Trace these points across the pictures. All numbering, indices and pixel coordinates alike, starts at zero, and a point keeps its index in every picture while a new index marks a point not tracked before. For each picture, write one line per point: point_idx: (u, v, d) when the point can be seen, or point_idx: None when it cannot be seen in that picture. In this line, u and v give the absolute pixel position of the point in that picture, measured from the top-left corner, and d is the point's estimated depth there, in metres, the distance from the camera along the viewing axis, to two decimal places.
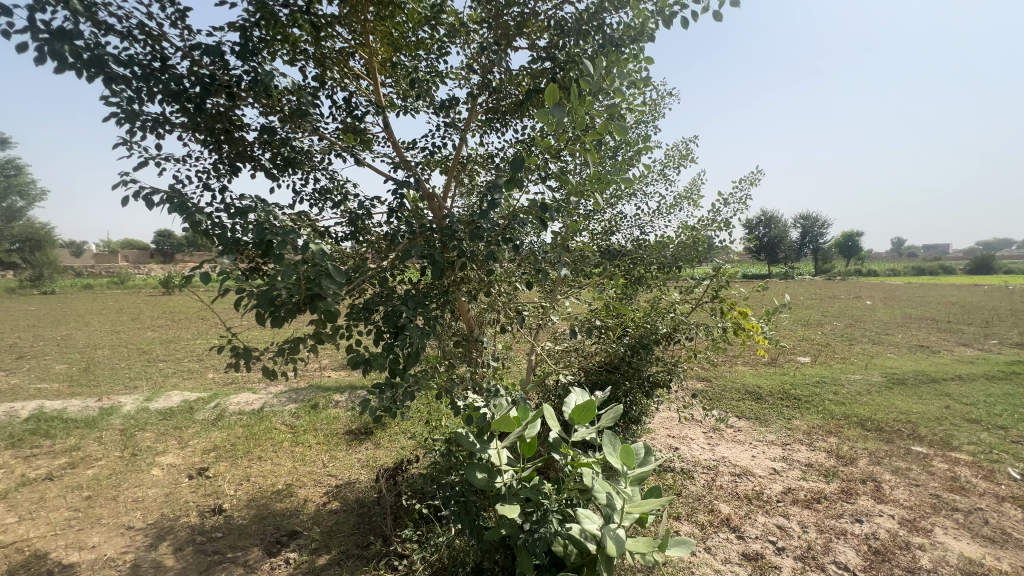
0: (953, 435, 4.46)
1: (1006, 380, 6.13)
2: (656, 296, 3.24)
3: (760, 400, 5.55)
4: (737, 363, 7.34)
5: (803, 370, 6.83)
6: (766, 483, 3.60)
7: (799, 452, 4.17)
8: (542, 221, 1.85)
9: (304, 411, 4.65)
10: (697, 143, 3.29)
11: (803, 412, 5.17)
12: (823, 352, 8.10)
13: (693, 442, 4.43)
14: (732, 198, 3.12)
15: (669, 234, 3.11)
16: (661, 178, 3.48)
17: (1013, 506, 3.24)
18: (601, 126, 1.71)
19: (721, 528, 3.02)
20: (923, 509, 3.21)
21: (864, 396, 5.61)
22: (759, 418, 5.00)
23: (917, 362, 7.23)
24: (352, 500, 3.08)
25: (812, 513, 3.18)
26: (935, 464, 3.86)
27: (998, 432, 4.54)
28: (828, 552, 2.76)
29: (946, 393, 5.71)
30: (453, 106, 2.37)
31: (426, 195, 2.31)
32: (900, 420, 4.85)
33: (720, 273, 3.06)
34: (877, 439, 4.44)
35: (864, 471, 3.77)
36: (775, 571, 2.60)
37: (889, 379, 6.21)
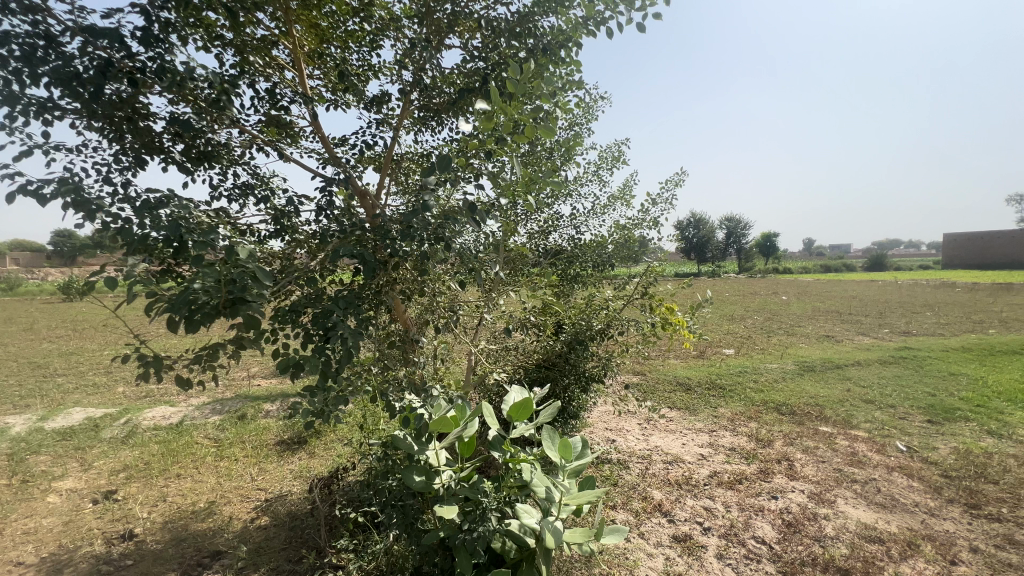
0: (853, 415, 4.98)
1: (896, 364, 6.93)
2: (591, 293, 3.37)
3: (690, 390, 5.90)
4: (669, 356, 7.76)
5: (728, 361, 7.33)
6: (694, 468, 3.83)
7: (723, 437, 4.47)
8: (474, 221, 1.84)
9: (230, 423, 4.35)
10: (628, 146, 3.46)
11: (727, 400, 5.56)
12: (745, 344, 8.73)
13: (629, 433, 4.62)
14: (660, 199, 3.31)
15: (602, 234, 3.26)
16: (594, 178, 3.62)
17: (901, 475, 3.66)
18: (526, 129, 1.71)
19: (654, 514, 3.17)
20: (828, 483, 3.54)
21: (780, 383, 6.14)
22: (688, 407, 5.31)
23: (824, 350, 8.00)
24: (283, 514, 2.92)
25: (734, 493, 3.43)
26: (838, 442, 4.29)
27: (889, 410, 5.12)
28: (748, 528, 2.98)
29: (847, 377, 6.36)
30: (385, 101, 2.32)
31: (359, 192, 2.23)
32: (810, 403, 5.34)
33: (649, 271, 3.21)
34: (791, 421, 4.86)
35: (779, 452, 4.10)
36: (702, 549, 2.77)
37: (800, 367, 6.83)
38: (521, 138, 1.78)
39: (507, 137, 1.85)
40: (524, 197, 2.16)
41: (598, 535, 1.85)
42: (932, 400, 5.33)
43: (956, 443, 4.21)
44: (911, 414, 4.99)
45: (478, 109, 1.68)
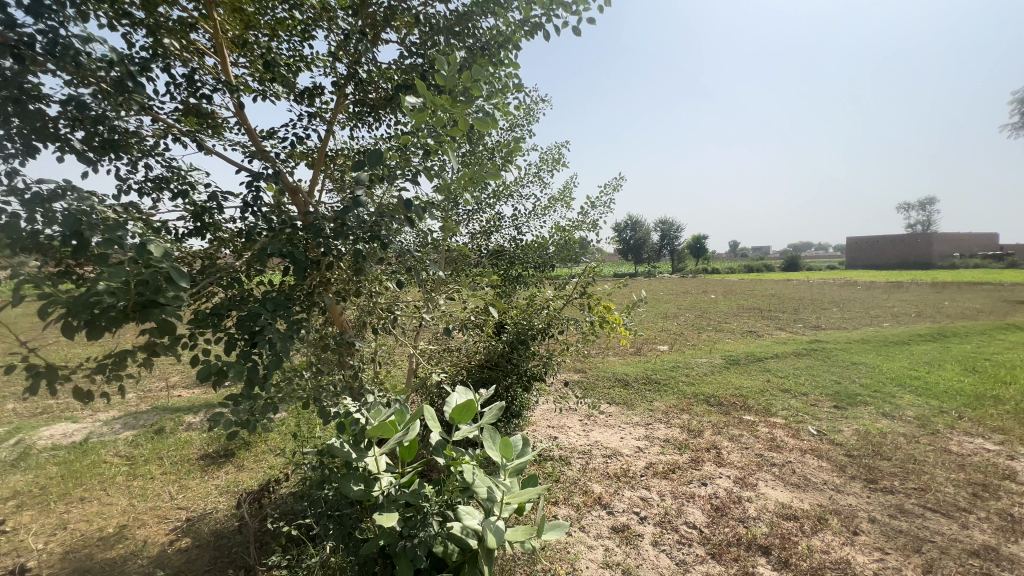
0: (771, 403, 5.41)
1: (808, 356, 7.61)
2: (532, 294, 3.40)
3: (627, 385, 6.15)
4: (608, 354, 8.03)
5: (662, 357, 7.71)
6: (632, 461, 4.00)
7: (658, 429, 4.69)
8: (411, 220, 1.80)
9: (145, 438, 3.98)
10: (568, 149, 3.55)
11: (661, 394, 5.84)
12: (678, 340, 9.23)
13: (570, 430, 4.73)
14: (598, 202, 3.43)
15: (543, 235, 3.32)
16: (536, 180, 3.67)
17: (812, 456, 4.02)
18: (460, 124, 1.67)
19: (594, 507, 3.26)
20: (750, 468, 3.82)
21: (709, 376, 6.54)
22: (626, 402, 5.53)
23: (747, 344, 8.62)
24: (207, 533, 2.71)
25: (668, 482, 3.61)
26: (759, 429, 4.64)
27: (802, 398, 5.61)
28: (680, 515, 3.15)
29: (767, 369, 6.90)
30: (318, 94, 2.21)
31: (290, 188, 2.11)
32: (734, 394, 5.74)
33: (588, 271, 3.28)
34: (718, 412, 5.20)
35: (708, 441, 4.37)
36: (638, 538, 2.90)
37: (727, 361, 7.33)
38: (457, 134, 1.75)
39: (442, 133, 1.81)
40: (463, 197, 2.14)
41: (539, 532, 1.87)
42: (837, 387, 5.90)
43: (857, 425, 4.69)
44: (821, 401, 5.50)
45: (413, 104, 1.63)
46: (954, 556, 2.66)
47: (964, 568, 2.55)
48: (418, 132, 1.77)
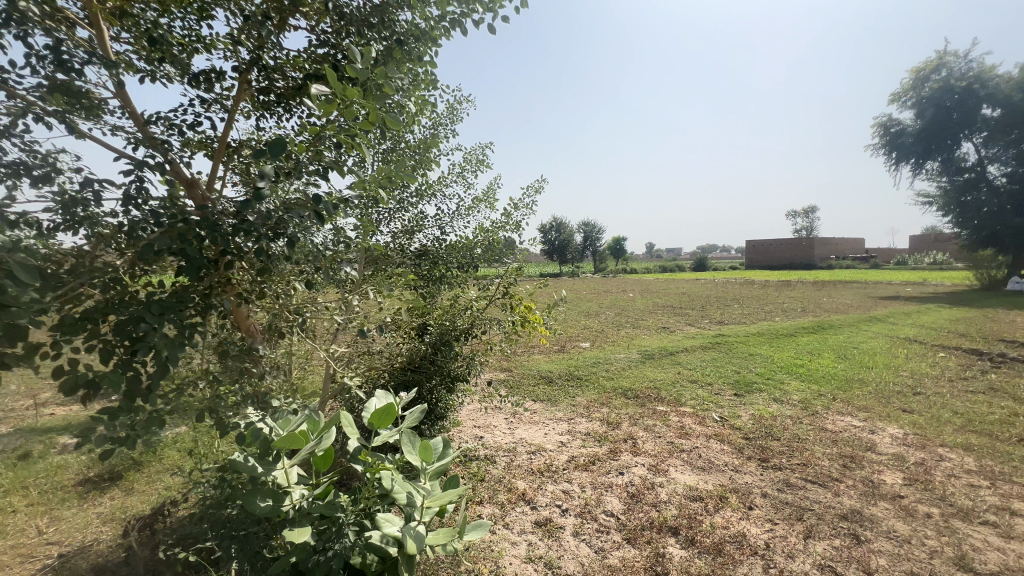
0: (681, 394, 5.83)
1: (713, 348, 8.30)
2: (455, 294, 3.38)
3: (551, 382, 6.32)
4: (533, 352, 8.21)
5: (585, 354, 8.02)
6: (554, 455, 4.11)
7: (579, 423, 4.87)
8: (321, 216, 1.69)
9: (3, 466, 3.41)
10: (492, 150, 3.57)
11: (583, 389, 6.07)
12: (599, 337, 9.64)
13: (496, 429, 4.76)
14: (522, 203, 3.47)
15: (466, 236, 3.30)
16: (460, 180, 3.66)
17: (715, 441, 4.39)
18: (370, 115, 1.59)
19: (518, 503, 3.31)
20: (662, 455, 4.08)
21: (626, 371, 6.91)
22: (550, 399, 5.68)
23: (660, 339, 9.22)
24: (85, 569, 2.38)
25: (589, 474, 3.76)
26: (670, 419, 4.98)
27: (708, 388, 6.11)
28: (599, 504, 3.29)
29: (678, 362, 7.44)
30: (218, 79, 2.03)
31: (186, 179, 1.90)
32: (649, 386, 6.12)
33: (510, 271, 3.29)
34: (635, 404, 5.51)
35: (625, 432, 4.61)
36: (560, 530, 2.99)
37: (643, 355, 7.78)
38: (368, 126, 1.67)
39: (353, 126, 1.73)
40: (379, 194, 2.06)
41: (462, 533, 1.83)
42: (737, 377, 6.50)
43: (753, 410, 5.20)
44: (723, 389, 6.03)
45: (319, 94, 1.54)
46: (829, 521, 3.04)
47: (837, 531, 2.92)
48: (328, 123, 1.68)
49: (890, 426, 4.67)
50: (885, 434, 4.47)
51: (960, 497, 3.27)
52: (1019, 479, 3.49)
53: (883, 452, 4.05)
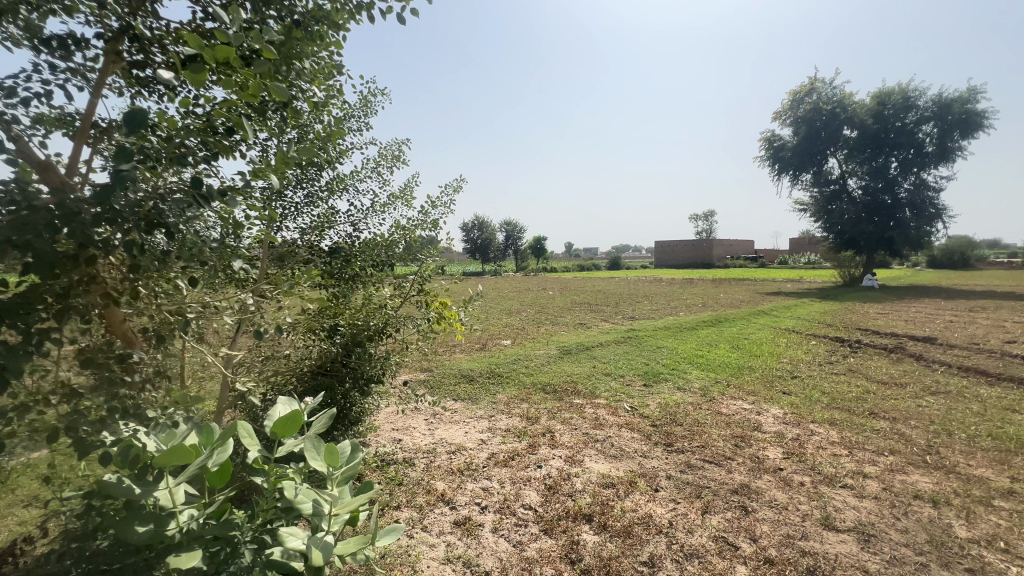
0: (596, 386, 6.12)
1: (625, 342, 8.80)
2: (369, 294, 3.24)
3: (472, 381, 6.33)
4: (454, 351, 8.16)
5: (505, 351, 8.12)
6: (475, 453, 4.11)
7: (500, 420, 4.92)
8: (205, 204, 1.50)
9: None
10: (409, 146, 3.50)
11: (503, 386, 6.14)
12: (520, 335, 9.80)
13: (415, 430, 4.66)
14: (439, 202, 3.44)
15: (380, 232, 3.18)
16: (375, 176, 3.51)
17: (626, 430, 4.66)
18: (253, 87, 1.42)
19: (437, 505, 3.26)
20: (578, 447, 4.24)
21: (545, 366, 7.10)
22: (471, 397, 5.67)
23: (578, 335, 9.59)
24: None
25: (508, 469, 3.80)
26: (586, 411, 5.20)
27: (620, 379, 6.47)
28: (518, 499, 3.34)
29: (593, 356, 7.79)
30: (78, 47, 1.75)
31: (39, 162, 1.60)
32: (567, 381, 6.34)
33: (424, 268, 3.25)
34: (553, 398, 5.68)
35: (544, 426, 4.73)
36: (479, 528, 2.99)
37: (561, 351, 8.05)
38: (252, 100, 1.50)
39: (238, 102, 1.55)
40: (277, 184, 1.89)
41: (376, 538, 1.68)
42: (646, 368, 6.94)
43: (660, 399, 5.58)
44: (634, 380, 6.42)
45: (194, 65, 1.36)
46: (723, 496, 3.34)
47: (729, 504, 3.22)
48: (207, 99, 1.50)
49: (773, 407, 5.24)
50: (769, 415, 5.02)
51: (826, 465, 3.75)
52: (869, 446, 4.09)
53: (767, 431, 4.54)
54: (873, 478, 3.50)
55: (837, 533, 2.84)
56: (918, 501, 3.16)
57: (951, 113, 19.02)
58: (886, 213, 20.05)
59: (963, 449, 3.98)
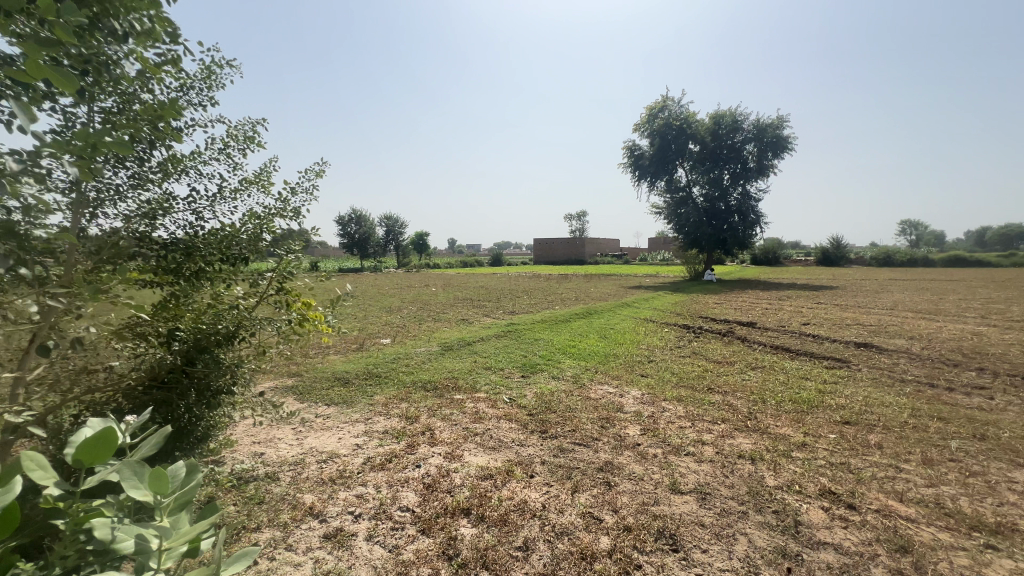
0: (477, 381, 6.20)
1: (505, 336, 9.07)
2: (216, 293, 2.86)
3: (348, 383, 5.97)
4: (328, 353, 7.64)
5: (384, 350, 7.82)
6: (349, 460, 3.89)
7: (377, 422, 4.72)
8: None
9: None
10: (264, 126, 3.13)
11: (382, 387, 5.90)
12: (400, 332, 9.52)
13: (280, 441, 4.25)
14: (300, 190, 3.14)
15: (229, 223, 2.78)
16: (223, 158, 3.09)
17: (504, 421, 4.79)
18: (24, 61, 1.12)
19: (305, 520, 3.01)
20: (458, 442, 4.25)
21: (426, 363, 7.00)
22: (346, 401, 5.35)
23: (460, 331, 9.62)
24: None
25: (384, 473, 3.66)
26: (466, 405, 5.24)
27: (500, 372, 6.65)
28: (395, 502, 3.24)
29: (474, 351, 7.88)
30: None
31: None
32: (448, 377, 6.32)
33: (283, 264, 2.95)
34: (433, 395, 5.62)
35: (423, 425, 4.65)
36: (352, 538, 2.83)
37: (442, 347, 8.00)
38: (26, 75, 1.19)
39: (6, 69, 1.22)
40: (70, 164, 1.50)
41: (224, 558, 1.26)
42: (524, 360, 7.22)
43: (536, 389, 5.85)
44: (512, 372, 6.64)
45: None
46: (591, 474, 3.62)
47: (595, 481, 3.49)
48: None
49: (633, 389, 5.83)
50: (630, 396, 5.56)
51: (673, 437, 4.28)
52: (707, 417, 4.76)
53: (628, 411, 5.03)
54: (709, 444, 4.09)
55: (681, 495, 3.25)
56: (741, 460, 3.76)
57: (767, 136, 22.86)
58: (722, 218, 23.48)
59: (773, 413, 4.84)
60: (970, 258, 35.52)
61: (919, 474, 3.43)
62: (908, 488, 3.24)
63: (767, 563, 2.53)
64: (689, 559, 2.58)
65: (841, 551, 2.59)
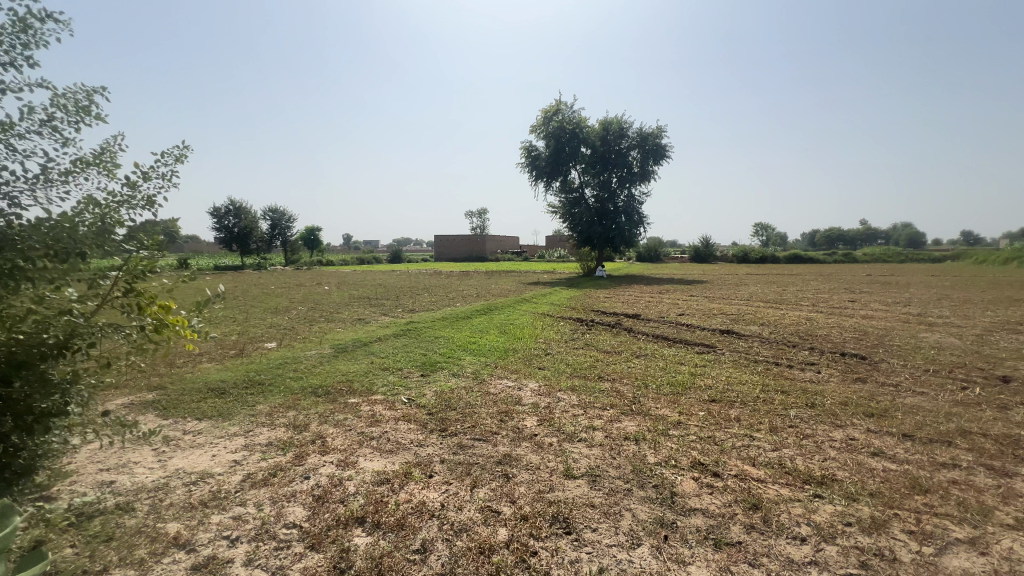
0: (373, 383, 5.93)
1: (403, 335, 8.80)
2: (40, 295, 2.34)
3: (224, 394, 5.36)
4: (200, 361, 6.78)
5: (268, 355, 7.14)
6: (224, 479, 3.49)
7: (259, 435, 4.29)
8: None
9: None
10: (105, 95, 2.65)
11: (265, 395, 5.39)
12: (287, 335, 8.76)
13: (137, 465, 3.68)
14: (153, 173, 2.70)
15: (56, 210, 2.30)
16: (48, 131, 2.55)
17: (403, 422, 4.65)
18: None
19: (167, 552, 2.64)
20: (352, 448, 4.03)
21: (317, 367, 6.54)
22: (221, 413, 4.79)
23: (355, 331, 9.14)
24: None
25: (268, 488, 3.35)
26: (362, 409, 4.99)
27: (399, 372, 6.44)
28: (280, 519, 2.97)
29: (371, 351, 7.55)
30: None
31: None
32: (341, 380, 5.96)
33: (133, 263, 2.52)
34: (325, 400, 5.26)
35: (314, 433, 4.34)
36: (227, 565, 2.55)
37: (336, 349, 7.54)
38: None
39: None
40: None
41: None
42: (424, 359, 7.08)
43: (436, 387, 5.77)
44: (411, 372, 6.47)
45: None
46: (489, 468, 3.66)
47: (494, 475, 3.54)
48: None
49: (531, 381, 6.02)
50: (528, 389, 5.73)
51: (567, 425, 4.49)
52: (597, 404, 5.08)
53: (525, 403, 5.18)
54: (599, 429, 4.37)
55: (574, 480, 3.43)
56: (627, 441, 4.08)
57: (649, 143, 24.86)
58: (611, 218, 25.16)
59: (654, 396, 5.31)
60: (805, 257, 42.33)
61: (768, 440, 4.00)
62: (759, 453, 3.76)
63: (647, 533, 2.76)
64: (580, 540, 2.73)
65: (707, 514, 2.94)
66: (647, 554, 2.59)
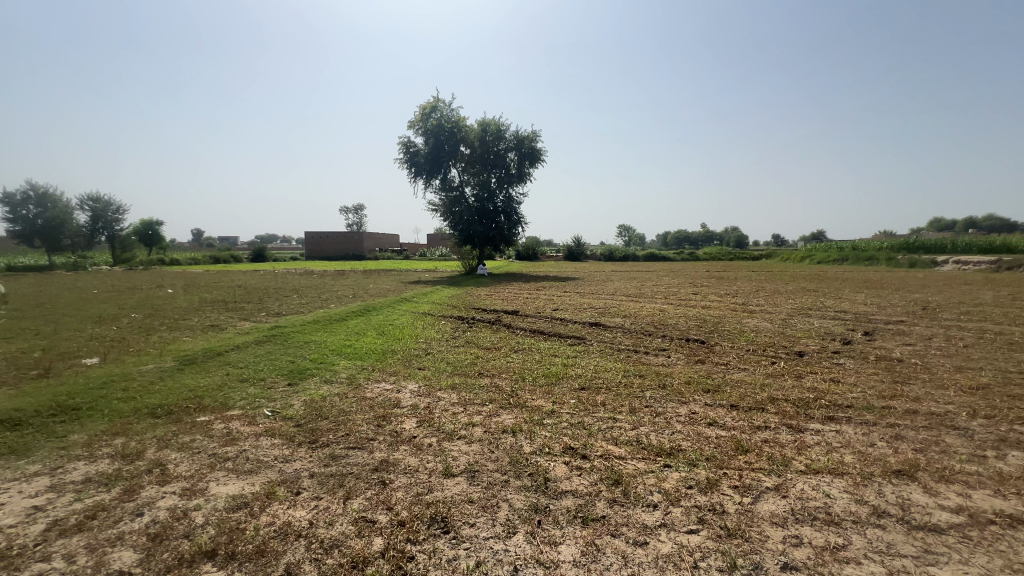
0: (229, 396, 5.27)
1: (268, 341, 7.97)
2: None
3: (20, 425, 4.30)
4: None
5: (87, 373, 5.91)
6: (19, 531, 2.80)
7: (72, 471, 3.53)
8: None
9: None
10: None
11: (82, 422, 4.45)
12: (114, 348, 7.34)
13: None
14: None
15: None
16: None
17: (265, 438, 4.20)
18: None
19: None
20: (200, 474, 3.53)
21: (156, 383, 5.59)
22: (16, 450, 3.84)
23: (206, 340, 8.02)
24: None
25: (84, 534, 2.77)
26: (214, 427, 4.40)
27: (261, 383, 5.81)
28: (100, 569, 2.49)
29: (227, 361, 6.70)
30: None
31: None
32: (189, 396, 5.19)
33: None
34: (166, 422, 4.53)
35: (150, 461, 3.71)
36: None
37: (180, 362, 6.52)
38: None
39: None
40: None
41: None
42: (291, 367, 6.49)
43: (305, 396, 5.32)
44: (276, 381, 5.88)
45: None
46: (365, 477, 3.49)
47: (369, 483, 3.38)
48: None
49: (410, 383, 5.87)
50: (407, 390, 5.58)
51: (447, 424, 4.47)
52: (477, 400, 5.15)
53: (404, 405, 5.04)
54: (478, 425, 4.43)
55: (453, 478, 3.43)
56: (505, 434, 4.20)
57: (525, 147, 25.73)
58: (490, 218, 25.57)
59: (530, 389, 5.55)
60: (659, 256, 47.80)
61: (628, 421, 4.44)
62: (620, 433, 4.15)
63: (522, 521, 2.87)
64: (458, 537, 2.74)
65: (577, 494, 3.16)
66: (522, 541, 2.69)
